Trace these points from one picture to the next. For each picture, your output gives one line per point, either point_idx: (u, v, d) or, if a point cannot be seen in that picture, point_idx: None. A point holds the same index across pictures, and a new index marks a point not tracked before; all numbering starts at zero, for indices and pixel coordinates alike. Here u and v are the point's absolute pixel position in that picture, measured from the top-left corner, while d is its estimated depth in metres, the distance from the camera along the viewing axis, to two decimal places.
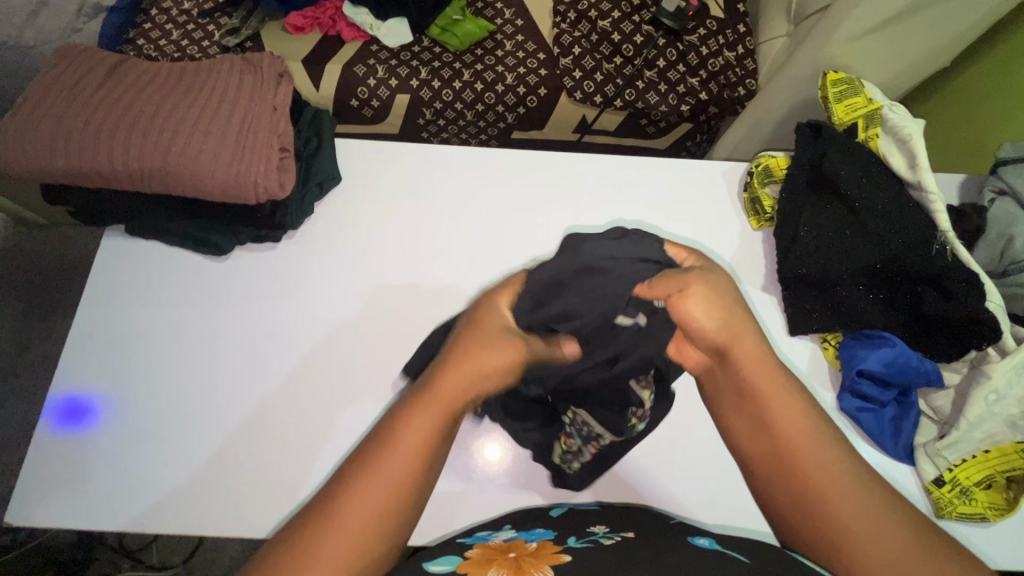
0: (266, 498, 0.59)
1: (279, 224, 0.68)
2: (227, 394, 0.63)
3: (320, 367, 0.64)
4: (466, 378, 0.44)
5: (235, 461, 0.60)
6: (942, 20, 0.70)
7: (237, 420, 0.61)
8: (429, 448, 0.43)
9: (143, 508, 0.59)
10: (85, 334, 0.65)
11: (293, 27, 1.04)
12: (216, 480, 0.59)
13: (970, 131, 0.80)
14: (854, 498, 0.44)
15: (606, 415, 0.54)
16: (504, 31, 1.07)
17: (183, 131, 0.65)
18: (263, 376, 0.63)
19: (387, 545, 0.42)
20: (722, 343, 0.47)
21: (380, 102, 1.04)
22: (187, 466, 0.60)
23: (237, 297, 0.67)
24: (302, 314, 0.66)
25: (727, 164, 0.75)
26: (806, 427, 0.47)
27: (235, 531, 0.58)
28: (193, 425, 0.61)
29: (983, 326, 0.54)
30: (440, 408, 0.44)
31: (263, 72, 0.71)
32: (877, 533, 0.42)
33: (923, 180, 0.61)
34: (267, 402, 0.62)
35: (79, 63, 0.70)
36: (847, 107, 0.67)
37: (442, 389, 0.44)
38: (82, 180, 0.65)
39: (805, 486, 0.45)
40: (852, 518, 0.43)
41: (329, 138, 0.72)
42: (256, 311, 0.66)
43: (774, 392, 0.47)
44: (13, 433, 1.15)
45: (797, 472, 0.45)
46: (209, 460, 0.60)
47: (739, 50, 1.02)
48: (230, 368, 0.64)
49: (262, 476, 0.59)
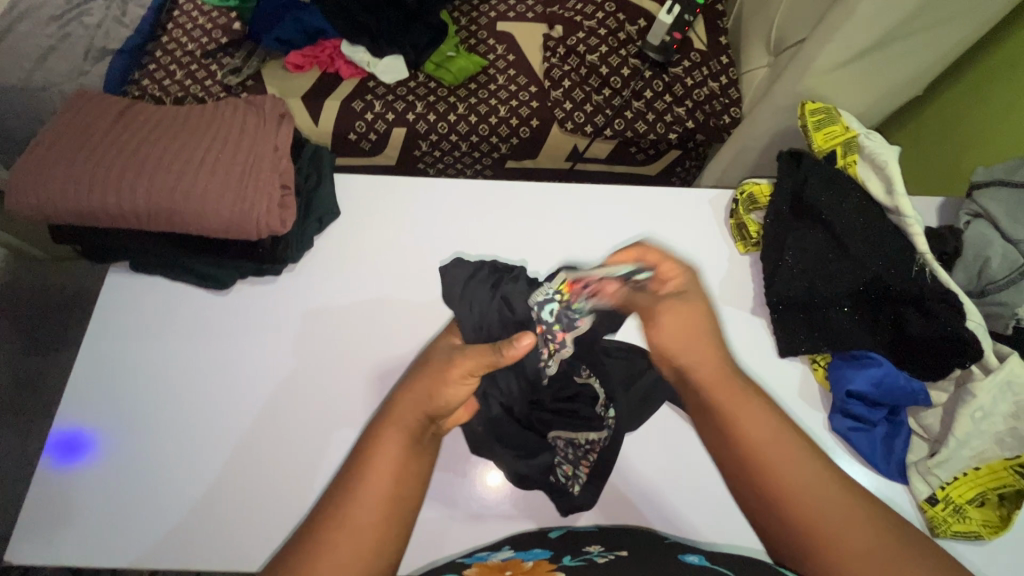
0: (260, 528, 0.59)
1: (280, 258, 0.70)
2: (223, 430, 0.63)
3: (310, 390, 0.65)
4: (420, 407, 0.50)
5: (227, 493, 0.61)
6: (912, 51, 0.73)
7: (231, 448, 0.62)
8: (404, 468, 0.47)
9: (147, 541, 0.59)
10: (92, 368, 0.66)
11: (292, 65, 1.09)
12: (212, 510, 0.60)
13: (946, 156, 0.84)
14: (806, 487, 0.47)
15: (565, 420, 0.61)
16: (497, 65, 1.12)
17: (190, 172, 0.67)
18: (253, 405, 0.64)
19: (381, 552, 0.44)
20: (693, 365, 0.55)
21: (378, 135, 1.07)
22: (184, 499, 0.60)
23: (237, 329, 0.68)
24: (287, 339, 0.68)
25: (713, 192, 0.77)
26: (770, 430, 0.50)
27: (227, 563, 0.58)
28: (199, 459, 0.62)
29: (966, 346, 0.56)
30: (402, 431, 0.49)
31: (266, 113, 0.74)
32: (827, 507, 0.46)
33: (900, 205, 0.63)
34: (255, 431, 0.63)
35: (90, 108, 0.73)
36: (826, 135, 0.69)
37: (400, 414, 0.50)
38: (93, 220, 0.67)
39: (776, 489, 0.47)
40: (810, 504, 0.46)
41: (329, 174, 0.75)
42: (250, 343, 0.68)
43: (738, 405, 0.52)
44: (9, 468, 1.15)
45: (767, 479, 0.48)
46: (208, 488, 0.61)
47: (723, 80, 1.05)
48: (225, 398, 0.65)
49: (255, 501, 0.60)
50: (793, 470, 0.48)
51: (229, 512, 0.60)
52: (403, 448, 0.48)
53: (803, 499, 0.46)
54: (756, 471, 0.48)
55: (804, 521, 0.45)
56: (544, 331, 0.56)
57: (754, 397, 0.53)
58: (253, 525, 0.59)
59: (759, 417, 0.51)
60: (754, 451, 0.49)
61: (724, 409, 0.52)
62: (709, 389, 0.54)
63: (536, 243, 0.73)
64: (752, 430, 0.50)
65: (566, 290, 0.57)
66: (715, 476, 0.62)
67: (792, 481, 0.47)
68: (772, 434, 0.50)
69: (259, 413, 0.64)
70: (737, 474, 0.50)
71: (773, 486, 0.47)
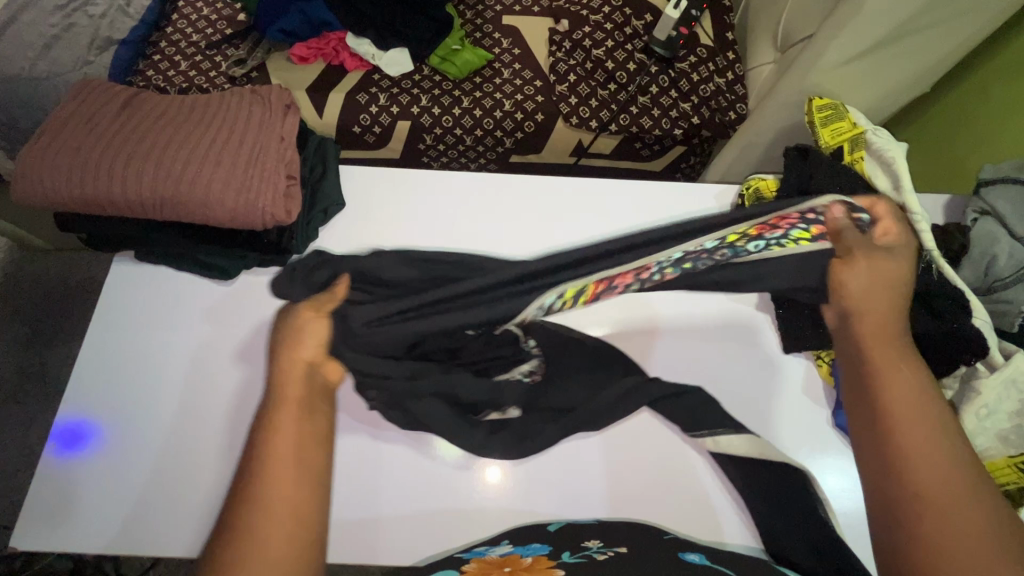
0: (198, 508, 0.60)
1: (286, 248, 0.71)
2: (166, 412, 0.63)
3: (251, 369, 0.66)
4: (301, 367, 0.50)
5: (172, 473, 0.61)
6: (921, 47, 0.73)
7: (176, 429, 0.63)
8: (306, 432, 0.47)
9: (113, 526, 0.59)
10: (93, 358, 0.66)
11: (297, 57, 1.08)
12: (160, 492, 0.60)
13: (952, 153, 0.83)
14: (937, 475, 0.45)
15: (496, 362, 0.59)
16: (502, 59, 1.11)
17: (195, 162, 0.67)
18: (194, 385, 0.65)
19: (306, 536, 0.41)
20: (858, 313, 0.55)
21: (382, 128, 1.07)
22: (143, 483, 0.61)
23: (199, 314, 0.69)
24: (226, 320, 0.68)
25: (719, 187, 0.77)
26: (917, 407, 0.49)
27: (171, 544, 0.59)
28: (148, 441, 0.62)
29: (972, 343, 0.56)
30: (291, 406, 0.47)
31: (272, 103, 0.74)
32: (956, 504, 0.43)
33: (906, 201, 0.61)
34: (198, 412, 0.63)
35: (95, 97, 0.73)
36: (834, 131, 0.70)
37: (288, 390, 0.49)
38: (98, 208, 0.67)
39: (898, 458, 0.47)
40: (930, 488, 0.44)
41: (335, 165, 0.75)
42: (201, 325, 0.68)
43: (891, 371, 0.51)
44: (11, 458, 1.15)
45: (893, 447, 0.47)
46: (156, 470, 0.61)
47: (729, 76, 1.05)
48: (179, 381, 0.65)
49: (194, 479, 0.61)
50: (931, 458, 0.46)
51: (173, 493, 0.60)
52: (296, 416, 0.47)
53: (930, 482, 0.45)
54: (891, 442, 0.48)
55: (919, 495, 0.44)
56: (631, 276, 0.51)
57: (919, 375, 0.51)
58: (196, 504, 0.60)
59: (905, 391, 0.50)
60: (887, 409, 0.50)
61: (878, 373, 0.52)
62: (877, 349, 0.53)
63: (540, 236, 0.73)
64: (893, 399, 0.50)
65: (793, 240, 0.53)
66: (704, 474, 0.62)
67: (922, 462, 0.46)
68: (916, 411, 0.49)
69: (196, 393, 0.64)
70: (864, 432, 0.50)
71: (899, 459, 0.47)
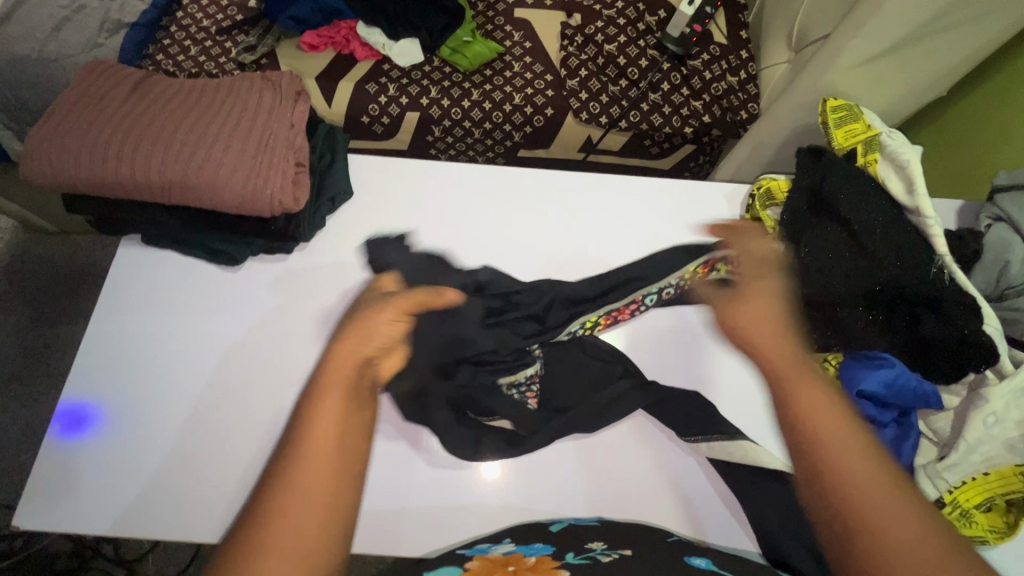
0: (204, 495, 0.59)
1: (293, 236, 0.70)
2: (176, 398, 0.63)
3: (258, 358, 0.65)
4: (353, 359, 0.49)
5: (180, 459, 0.61)
6: (938, 49, 0.72)
7: (184, 415, 0.63)
8: (351, 421, 0.45)
9: (120, 509, 0.59)
10: (98, 341, 0.66)
11: (307, 45, 1.07)
12: (168, 477, 0.60)
13: (966, 158, 0.83)
14: (862, 474, 0.44)
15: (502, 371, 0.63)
16: (513, 52, 1.10)
17: (203, 146, 0.67)
18: (202, 372, 0.65)
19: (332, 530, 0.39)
20: (748, 342, 0.58)
21: (391, 118, 1.07)
22: (154, 467, 0.60)
23: (212, 301, 0.68)
24: (233, 308, 0.68)
25: (729, 186, 0.76)
26: (830, 409, 0.49)
27: (177, 532, 0.58)
28: (157, 426, 0.62)
29: (981, 348, 0.56)
30: (340, 390, 0.46)
31: (282, 90, 0.74)
32: (884, 503, 0.42)
33: (920, 205, 0.62)
34: (205, 399, 0.63)
35: (106, 79, 0.72)
36: (847, 133, 0.68)
37: (336, 370, 0.48)
38: (105, 190, 0.67)
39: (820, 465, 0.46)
40: (859, 490, 0.43)
41: (344, 154, 0.74)
42: (212, 312, 0.68)
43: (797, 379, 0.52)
44: (14, 439, 1.16)
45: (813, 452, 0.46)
46: (166, 455, 0.61)
47: (742, 75, 1.04)
48: (192, 367, 0.65)
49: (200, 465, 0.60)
50: (855, 459, 0.45)
51: (178, 479, 0.60)
52: (342, 400, 0.46)
53: (853, 481, 0.43)
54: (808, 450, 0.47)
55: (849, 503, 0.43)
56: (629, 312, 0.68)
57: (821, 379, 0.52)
58: (201, 493, 0.59)
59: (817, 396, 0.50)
60: (802, 418, 0.49)
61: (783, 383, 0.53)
62: (782, 369, 0.54)
63: (549, 230, 0.73)
64: (807, 406, 0.50)
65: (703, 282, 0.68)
66: (704, 478, 0.62)
67: (844, 464, 0.45)
68: (830, 413, 0.48)
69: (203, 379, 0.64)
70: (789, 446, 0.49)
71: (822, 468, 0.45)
